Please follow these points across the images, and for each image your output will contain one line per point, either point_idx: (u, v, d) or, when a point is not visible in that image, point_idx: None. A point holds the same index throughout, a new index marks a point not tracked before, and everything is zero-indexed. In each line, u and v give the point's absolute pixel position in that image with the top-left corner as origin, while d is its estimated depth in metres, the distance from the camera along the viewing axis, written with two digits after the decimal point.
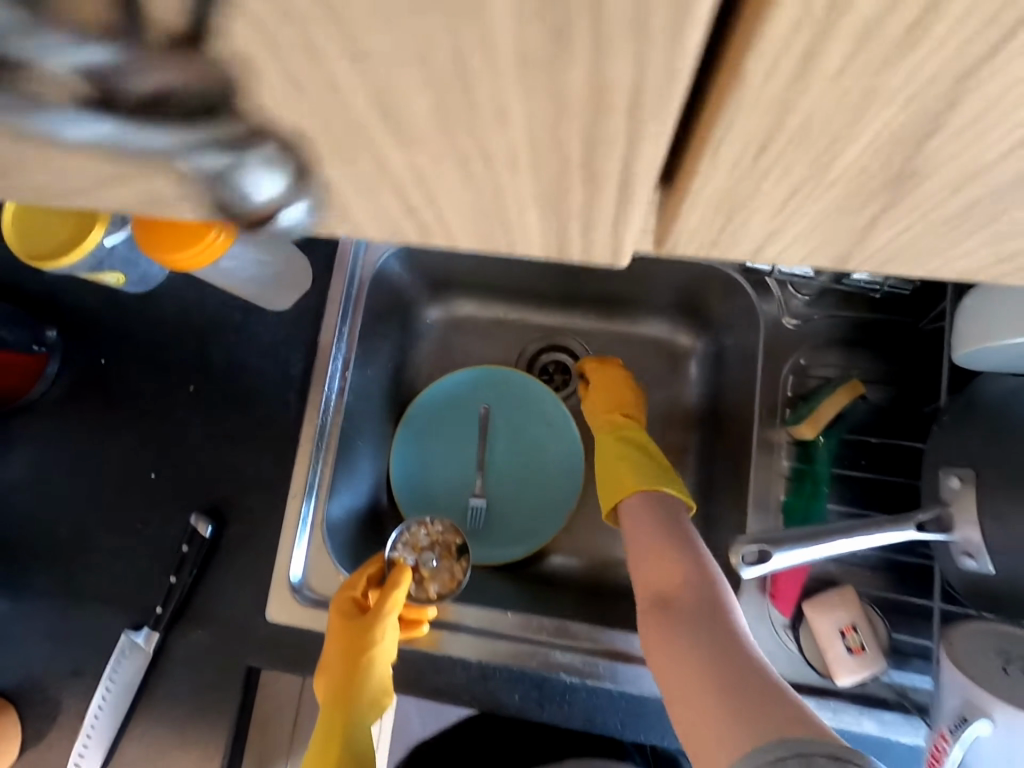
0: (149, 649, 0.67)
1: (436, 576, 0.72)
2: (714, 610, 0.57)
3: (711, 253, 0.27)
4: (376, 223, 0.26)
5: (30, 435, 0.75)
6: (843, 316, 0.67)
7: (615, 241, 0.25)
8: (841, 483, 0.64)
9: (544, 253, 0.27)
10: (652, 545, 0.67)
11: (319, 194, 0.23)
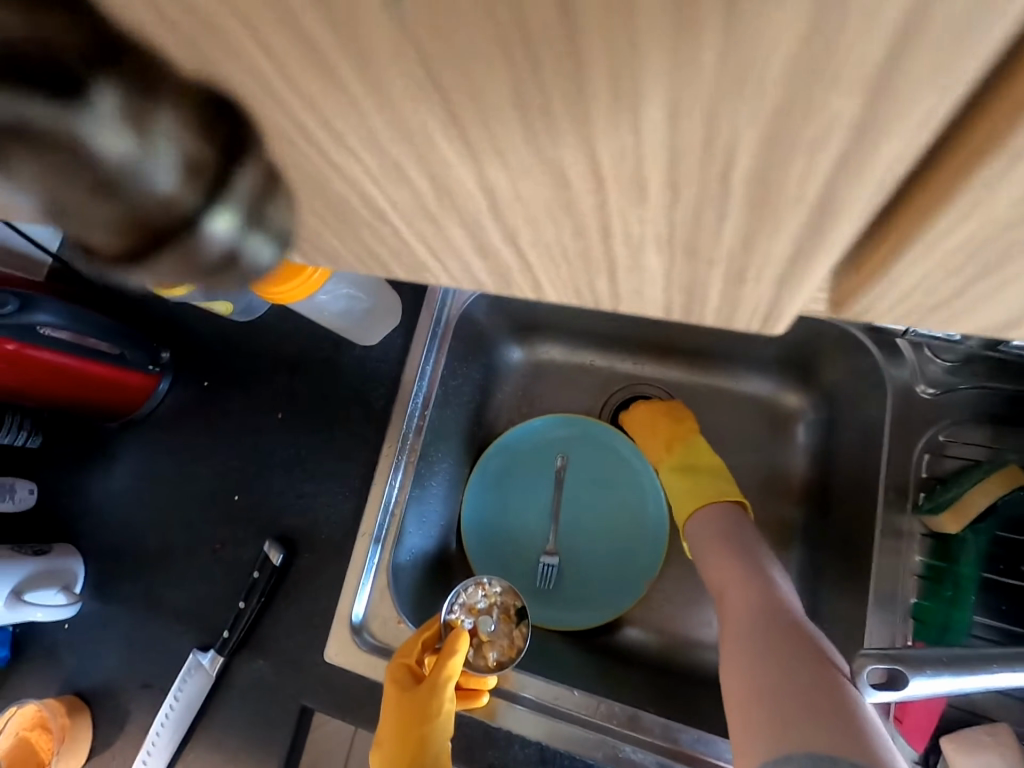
0: (212, 672, 0.67)
1: (495, 641, 0.65)
2: (759, 614, 0.58)
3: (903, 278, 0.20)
4: (474, 216, 0.22)
5: (137, 447, 0.80)
6: (996, 388, 0.56)
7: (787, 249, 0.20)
8: (989, 591, 0.53)
9: (688, 260, 0.22)
10: (710, 549, 0.68)
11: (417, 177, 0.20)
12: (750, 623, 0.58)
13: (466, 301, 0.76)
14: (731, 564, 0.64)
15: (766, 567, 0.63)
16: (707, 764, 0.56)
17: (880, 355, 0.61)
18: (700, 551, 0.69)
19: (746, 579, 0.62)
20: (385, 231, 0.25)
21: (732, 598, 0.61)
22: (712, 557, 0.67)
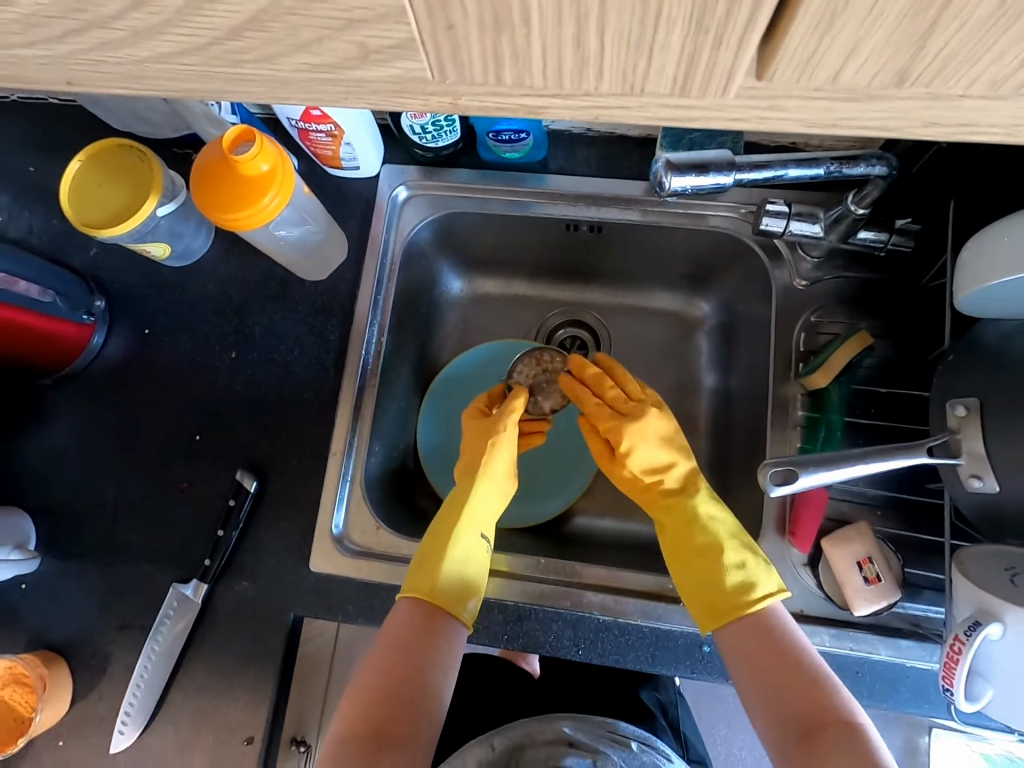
0: (197, 600, 0.70)
1: (548, 395, 0.82)
2: (851, 730, 0.52)
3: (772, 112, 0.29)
4: (478, 71, 0.29)
5: (80, 401, 0.78)
6: (849, 276, 0.72)
7: (728, 67, 0.26)
8: (852, 430, 0.68)
9: (666, 91, 0.29)
10: (755, 650, 0.58)
11: (430, 39, 0.27)
12: (846, 745, 0.52)
13: (408, 233, 0.81)
14: (782, 668, 0.57)
15: (806, 646, 0.58)
16: (656, 597, 0.67)
17: (766, 258, 0.75)
18: (739, 650, 0.59)
19: (814, 685, 0.56)
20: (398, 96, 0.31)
21: (806, 711, 0.54)
22: (763, 663, 0.57)
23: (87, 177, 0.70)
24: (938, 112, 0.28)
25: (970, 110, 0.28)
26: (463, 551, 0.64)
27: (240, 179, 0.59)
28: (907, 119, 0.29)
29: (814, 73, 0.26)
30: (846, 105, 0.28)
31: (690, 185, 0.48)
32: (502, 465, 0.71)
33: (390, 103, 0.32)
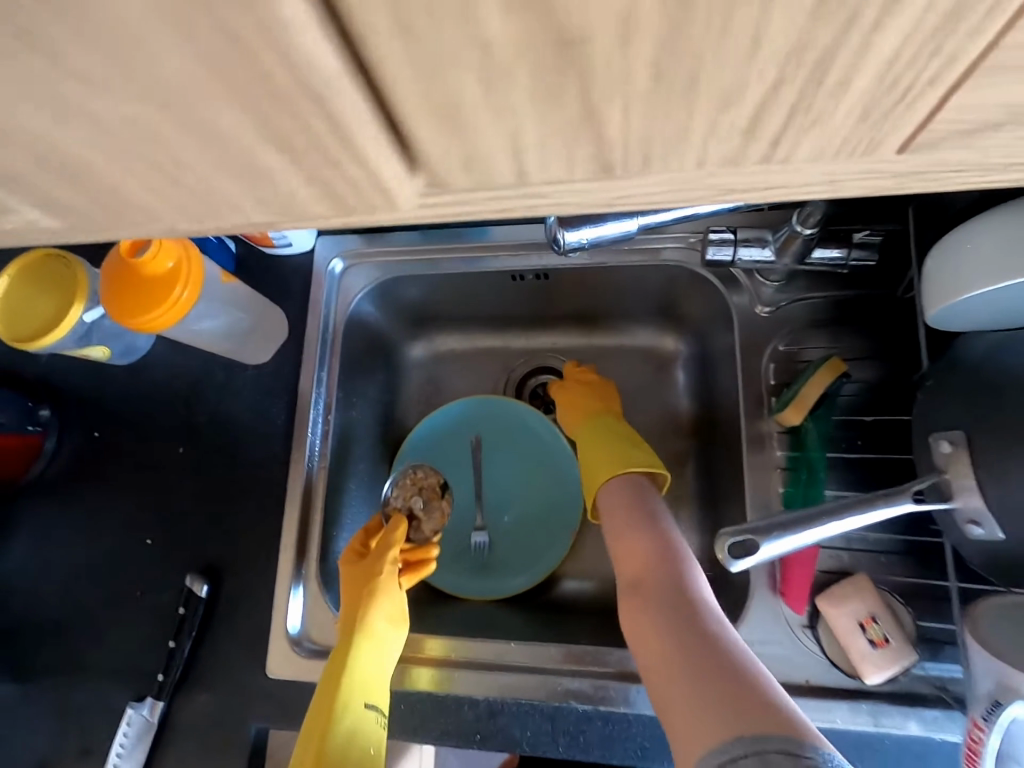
0: (153, 719, 0.65)
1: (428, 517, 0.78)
2: (686, 596, 0.56)
3: (594, 157, 0.25)
4: (246, 156, 0.25)
5: (32, 515, 0.76)
6: (815, 297, 0.66)
7: (510, 110, 0.23)
8: (839, 467, 0.61)
9: (464, 148, 0.25)
10: (618, 530, 0.66)
11: (173, 128, 0.24)
12: (676, 606, 0.55)
13: (351, 302, 0.78)
14: (640, 547, 0.63)
15: (676, 536, 0.64)
16: (639, 677, 0.61)
17: (722, 287, 0.70)
18: (609, 535, 0.68)
19: (669, 561, 0.60)
20: (178, 184, 0.28)
21: (653, 580, 0.59)
22: (632, 545, 0.64)
23: (16, 293, 0.69)
24: (787, 139, 0.24)
25: (825, 130, 0.23)
26: (346, 722, 0.55)
27: (148, 281, 0.57)
28: (755, 146, 0.24)
29: (629, 133, 0.23)
30: (672, 150, 0.25)
31: (587, 236, 0.44)
32: (384, 614, 0.64)
33: (207, 212, 0.30)
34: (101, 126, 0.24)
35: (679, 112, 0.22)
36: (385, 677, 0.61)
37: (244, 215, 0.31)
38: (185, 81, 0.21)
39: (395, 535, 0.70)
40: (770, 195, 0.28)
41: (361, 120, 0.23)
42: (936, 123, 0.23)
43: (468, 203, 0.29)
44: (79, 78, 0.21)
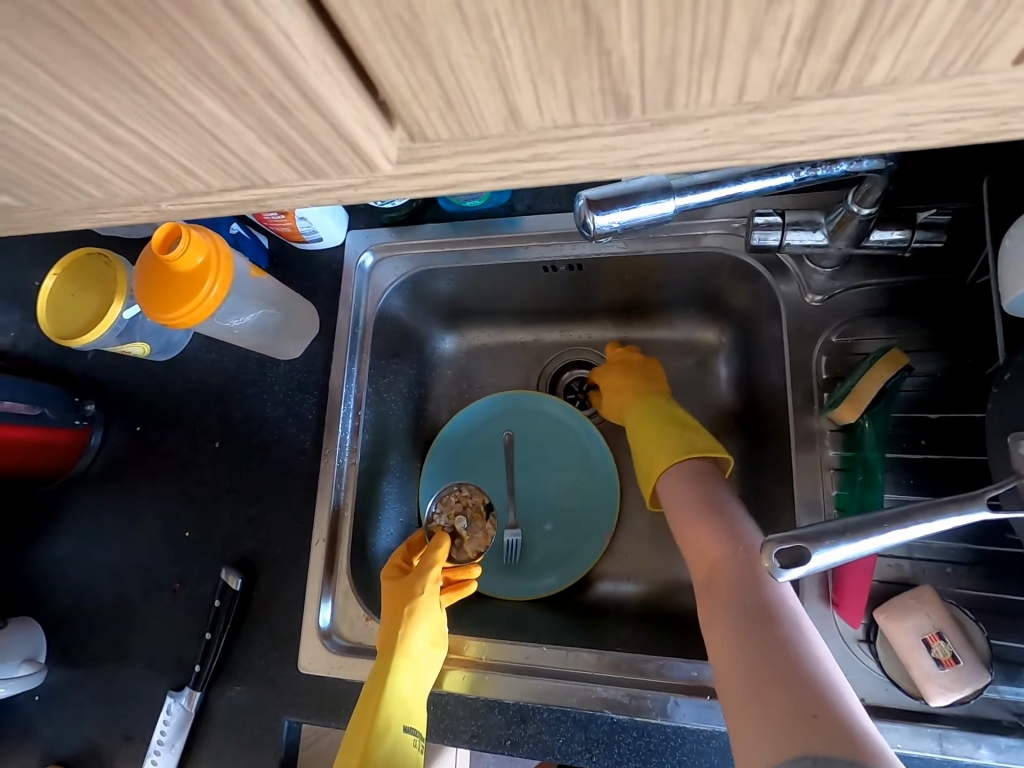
0: (191, 709, 0.66)
1: (471, 537, 0.78)
2: (758, 591, 0.51)
3: (620, 84, 0.22)
4: (226, 100, 0.24)
5: (80, 506, 0.79)
6: (872, 284, 0.61)
7: (527, 22, 0.20)
8: (900, 466, 0.56)
9: (474, 77, 0.22)
10: (686, 519, 0.62)
11: (166, 71, 0.22)
12: (745, 605, 0.51)
13: (381, 295, 0.77)
14: (707, 535, 0.59)
15: (748, 527, 0.59)
16: (675, 687, 0.58)
17: (768, 274, 0.65)
18: (677, 524, 0.64)
19: (742, 553, 0.56)
20: (159, 141, 0.27)
21: (724, 572, 0.55)
22: (703, 541, 0.59)
23: (67, 286, 0.71)
24: (883, 45, 0.20)
25: (920, 32, 0.19)
26: (386, 748, 0.55)
27: (178, 277, 0.57)
28: (834, 58, 0.21)
29: (667, 39, 0.20)
30: (702, 73, 0.22)
31: (619, 220, 0.41)
32: (424, 637, 0.62)
33: (195, 175, 0.30)
34: (99, 69, 0.22)
35: (683, 27, 0.20)
36: (422, 698, 0.60)
37: (224, 182, 0.30)
38: (154, 21, 0.20)
39: (438, 555, 0.68)
40: (842, 146, 0.25)
41: (304, 58, 0.22)
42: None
43: (485, 174, 0.28)
44: (80, 7, 0.20)
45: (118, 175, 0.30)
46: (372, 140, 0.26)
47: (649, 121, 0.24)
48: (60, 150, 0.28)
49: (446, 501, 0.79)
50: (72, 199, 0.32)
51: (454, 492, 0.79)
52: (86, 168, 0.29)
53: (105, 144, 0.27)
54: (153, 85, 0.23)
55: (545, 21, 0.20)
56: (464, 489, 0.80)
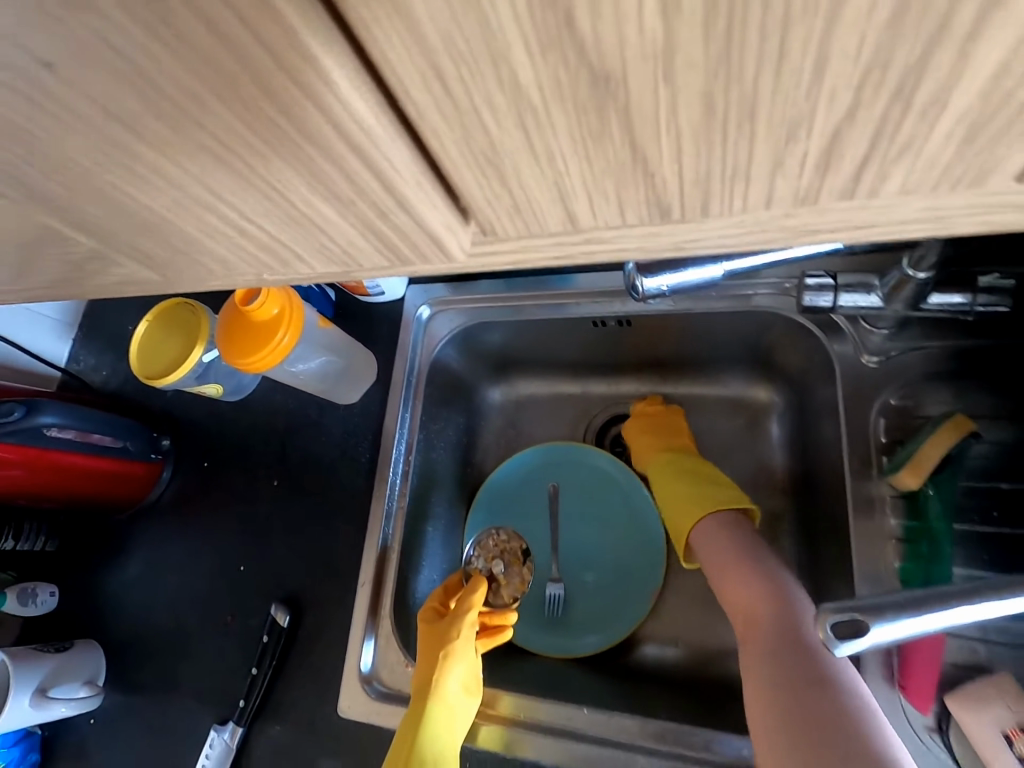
0: (233, 744, 0.68)
1: (509, 583, 0.78)
2: (790, 644, 0.52)
3: (656, 196, 0.24)
4: (332, 206, 0.28)
5: (146, 536, 0.84)
6: (933, 345, 0.59)
7: (580, 150, 0.22)
8: (968, 543, 0.54)
9: (544, 190, 0.25)
10: (720, 571, 0.63)
11: (259, 187, 0.27)
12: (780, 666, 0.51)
13: (435, 347, 0.81)
14: (741, 588, 0.60)
15: (779, 575, 0.59)
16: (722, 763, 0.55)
17: (821, 334, 0.64)
18: (710, 572, 0.65)
19: (774, 603, 0.56)
20: (271, 232, 0.31)
21: (758, 625, 0.55)
22: (739, 596, 0.59)
23: (155, 332, 0.78)
24: (892, 168, 0.21)
25: (919, 158, 0.21)
26: None
27: (256, 326, 0.62)
28: (850, 178, 0.22)
29: (698, 161, 0.22)
30: (734, 187, 0.23)
31: (667, 284, 0.43)
32: (458, 681, 0.61)
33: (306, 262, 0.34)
34: (236, 180, 0.27)
35: (717, 154, 0.22)
36: (455, 746, 0.59)
37: (330, 265, 0.34)
38: (252, 150, 0.24)
39: (473, 597, 0.67)
40: (877, 234, 0.26)
41: (403, 175, 0.25)
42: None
43: (540, 253, 0.30)
44: (191, 140, 0.24)
45: (203, 259, 0.34)
46: (445, 236, 0.29)
47: (686, 220, 0.26)
48: (160, 236, 0.33)
49: (484, 545, 0.79)
50: (166, 273, 0.37)
51: (493, 537, 0.80)
52: (182, 257, 0.34)
53: (242, 238, 0.32)
54: (276, 194, 0.27)
55: (596, 152, 0.22)
56: (500, 533, 0.80)
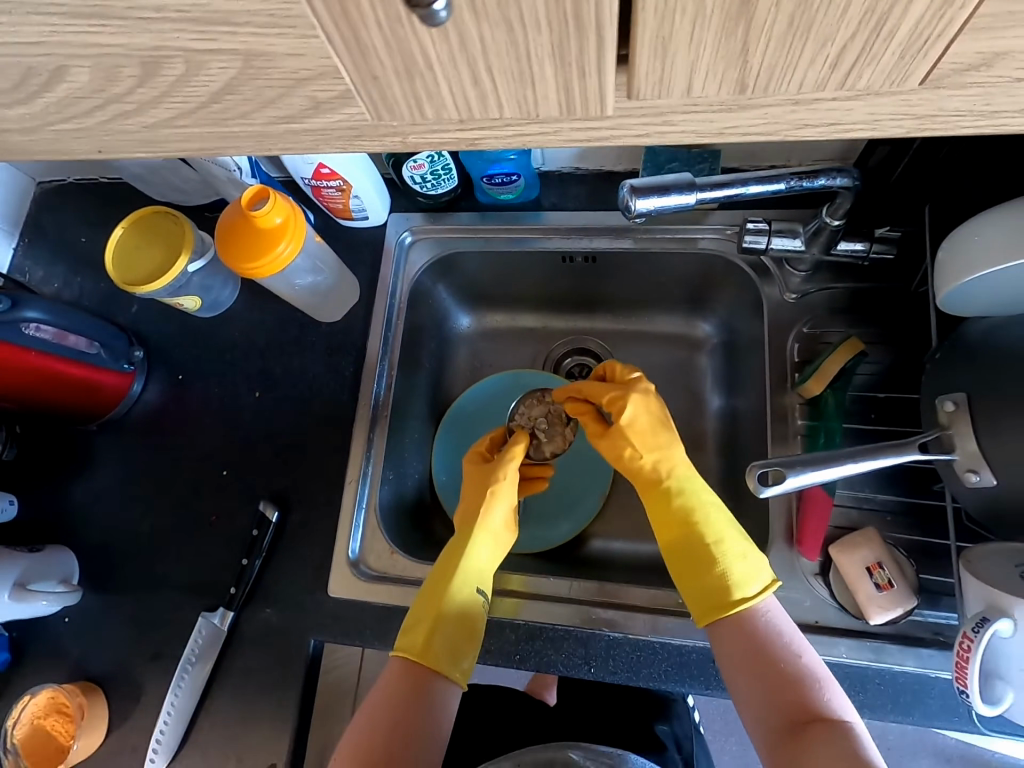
0: (223, 627, 0.73)
1: (550, 439, 0.85)
2: (851, 746, 0.51)
3: (778, 69, 0.29)
4: (490, 69, 0.29)
5: (117, 446, 0.85)
6: (838, 286, 0.74)
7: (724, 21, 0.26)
8: (852, 432, 0.69)
9: (694, 57, 0.28)
10: (742, 657, 0.58)
11: (363, 67, 0.30)
12: (805, 741, 0.53)
13: (415, 274, 0.87)
14: (772, 675, 0.57)
15: (799, 650, 0.58)
16: (664, 613, 0.68)
17: (754, 276, 0.78)
18: (725, 648, 0.60)
19: (814, 696, 0.55)
20: (398, 101, 0.32)
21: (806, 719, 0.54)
22: (737, 672, 0.58)
23: (128, 241, 0.78)
24: (862, 75, 0.29)
25: (877, 70, 0.29)
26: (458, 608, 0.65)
27: (258, 232, 0.66)
28: (843, 76, 0.29)
29: (785, 37, 0.27)
30: (795, 70, 0.29)
31: (654, 206, 0.52)
32: (500, 517, 0.73)
33: (418, 143, 0.36)
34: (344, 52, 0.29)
35: (807, 33, 0.27)
36: (489, 569, 0.70)
37: (440, 143, 0.35)
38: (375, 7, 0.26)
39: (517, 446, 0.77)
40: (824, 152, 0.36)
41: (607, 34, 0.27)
42: (964, 88, 0.30)
43: (626, 129, 0.34)
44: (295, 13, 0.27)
45: None
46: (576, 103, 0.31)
47: (739, 103, 0.31)
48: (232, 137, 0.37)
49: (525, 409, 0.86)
50: None
51: (533, 401, 0.87)
52: None
53: (426, 102, 0.32)
54: (457, 53, 0.28)
55: (737, 19, 0.26)
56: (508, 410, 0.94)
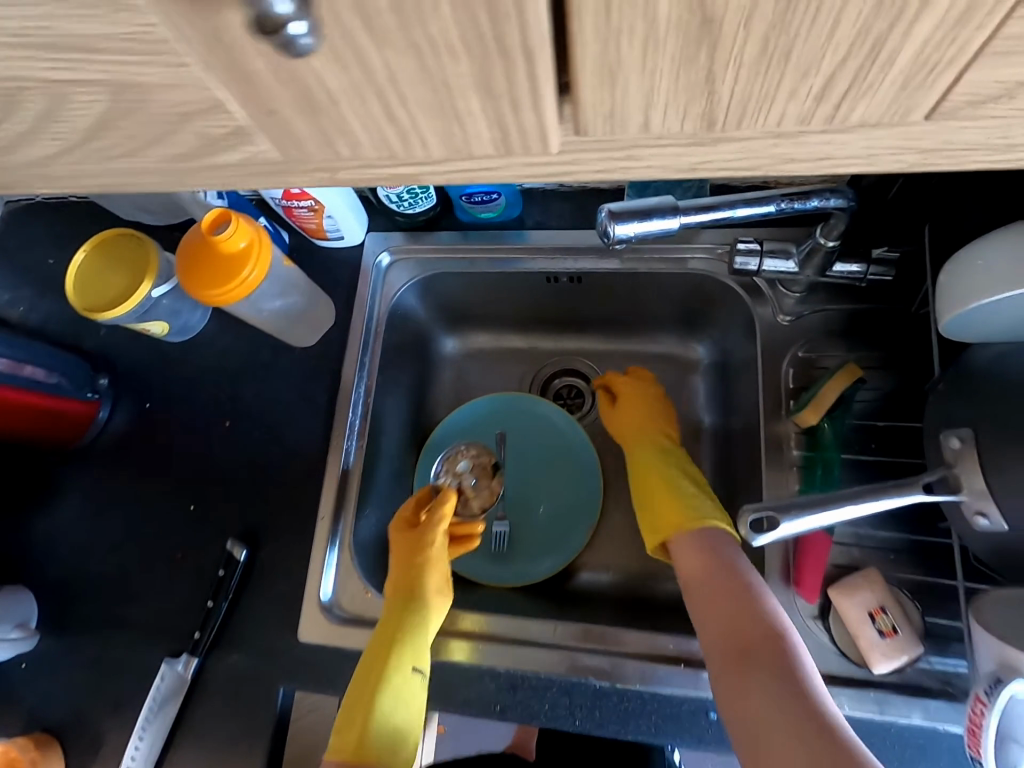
0: (187, 675, 0.69)
1: (478, 494, 0.87)
2: (794, 668, 0.53)
3: (750, 97, 0.25)
4: (418, 95, 0.26)
5: (81, 478, 0.81)
6: (834, 308, 0.71)
7: (679, 45, 0.23)
8: (852, 466, 0.65)
9: (651, 82, 0.25)
10: (706, 593, 0.62)
11: (284, 91, 0.26)
12: (749, 660, 0.55)
13: (393, 296, 0.83)
14: (730, 605, 0.60)
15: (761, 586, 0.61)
16: (654, 659, 0.64)
17: (747, 297, 0.74)
18: (692, 583, 0.64)
19: (767, 620, 0.57)
20: (324, 132, 0.28)
21: (755, 639, 0.56)
22: (706, 605, 0.61)
23: (91, 266, 0.74)
24: (855, 104, 0.26)
25: (876, 98, 0.25)
26: (389, 696, 0.60)
27: (221, 258, 0.62)
28: (832, 105, 0.26)
29: (762, 64, 0.24)
30: (774, 101, 0.25)
31: (635, 231, 0.48)
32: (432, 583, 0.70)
33: (362, 174, 0.32)
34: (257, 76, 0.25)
35: (777, 59, 0.24)
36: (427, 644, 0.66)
37: (387, 174, 0.32)
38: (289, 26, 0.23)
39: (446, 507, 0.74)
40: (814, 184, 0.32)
41: (533, 63, 0.24)
42: (970, 113, 0.26)
43: (584, 164, 0.30)
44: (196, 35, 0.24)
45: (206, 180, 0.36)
46: (528, 136, 0.28)
47: (712, 137, 0.28)
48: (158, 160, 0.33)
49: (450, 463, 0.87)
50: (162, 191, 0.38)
51: (460, 453, 0.88)
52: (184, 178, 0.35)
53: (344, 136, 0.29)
54: (372, 81, 0.25)
55: (698, 45, 0.23)
56: (472, 447, 0.89)
